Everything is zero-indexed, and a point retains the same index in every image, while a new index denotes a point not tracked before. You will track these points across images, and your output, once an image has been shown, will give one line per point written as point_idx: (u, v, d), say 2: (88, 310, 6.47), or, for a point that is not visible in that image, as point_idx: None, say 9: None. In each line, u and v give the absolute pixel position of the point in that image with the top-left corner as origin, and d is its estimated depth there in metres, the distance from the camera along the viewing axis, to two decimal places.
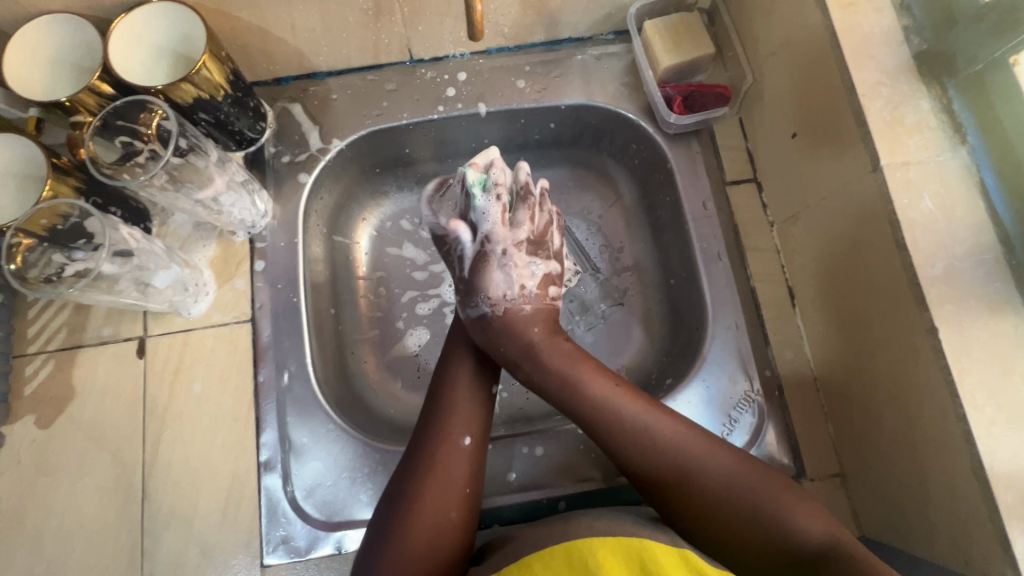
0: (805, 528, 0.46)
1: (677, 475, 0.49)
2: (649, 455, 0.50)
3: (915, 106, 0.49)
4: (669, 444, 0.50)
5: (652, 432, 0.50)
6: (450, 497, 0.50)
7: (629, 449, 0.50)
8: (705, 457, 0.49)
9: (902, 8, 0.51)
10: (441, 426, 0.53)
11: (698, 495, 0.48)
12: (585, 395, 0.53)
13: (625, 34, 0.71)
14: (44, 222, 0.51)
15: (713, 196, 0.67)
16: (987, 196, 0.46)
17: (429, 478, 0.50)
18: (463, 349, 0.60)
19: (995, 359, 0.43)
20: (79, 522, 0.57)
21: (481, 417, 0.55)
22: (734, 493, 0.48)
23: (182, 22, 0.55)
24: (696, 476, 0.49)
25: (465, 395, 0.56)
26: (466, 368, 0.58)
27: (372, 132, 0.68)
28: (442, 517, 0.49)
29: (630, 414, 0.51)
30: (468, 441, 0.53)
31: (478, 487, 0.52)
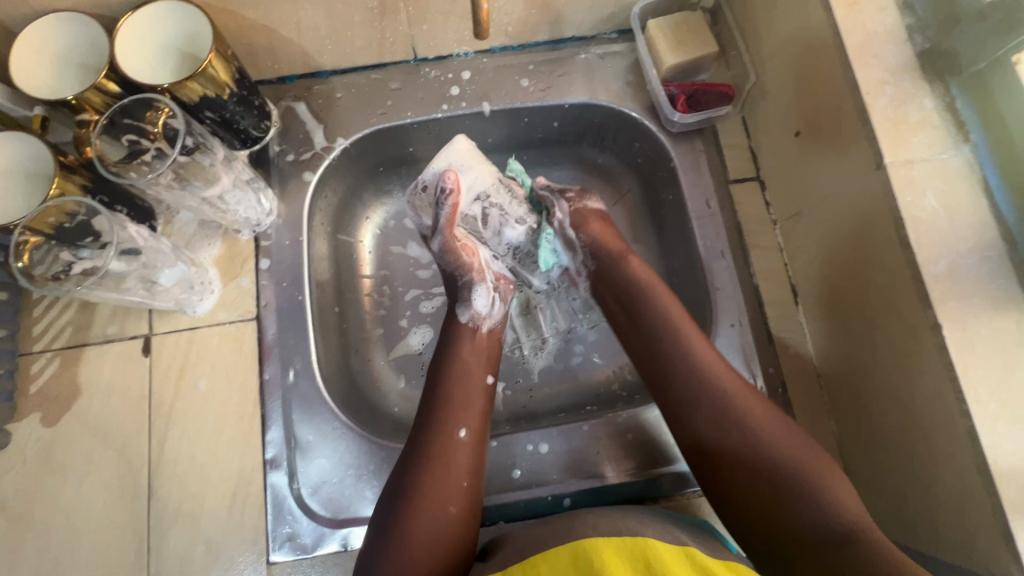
0: (835, 495, 0.45)
1: (720, 408, 0.51)
2: (707, 385, 0.52)
3: (919, 104, 0.49)
4: (721, 378, 0.52)
5: (709, 362, 0.53)
6: (449, 489, 0.50)
7: (685, 372, 0.53)
8: (753, 404, 0.51)
9: (905, 7, 0.51)
10: (435, 421, 0.53)
11: (733, 434, 0.49)
12: (662, 316, 0.56)
13: (628, 34, 0.72)
14: (52, 220, 0.51)
15: (717, 195, 0.67)
16: (990, 194, 0.47)
17: (427, 472, 0.50)
18: (461, 341, 0.60)
19: (997, 355, 0.44)
20: (86, 519, 0.57)
21: (479, 409, 0.55)
22: (769, 446, 0.48)
23: (187, 22, 0.55)
24: (739, 416, 0.50)
25: (462, 384, 0.56)
26: (463, 359, 0.58)
27: (377, 131, 0.69)
28: (441, 511, 0.49)
29: (696, 345, 0.54)
30: (464, 434, 0.53)
31: (477, 478, 0.52)
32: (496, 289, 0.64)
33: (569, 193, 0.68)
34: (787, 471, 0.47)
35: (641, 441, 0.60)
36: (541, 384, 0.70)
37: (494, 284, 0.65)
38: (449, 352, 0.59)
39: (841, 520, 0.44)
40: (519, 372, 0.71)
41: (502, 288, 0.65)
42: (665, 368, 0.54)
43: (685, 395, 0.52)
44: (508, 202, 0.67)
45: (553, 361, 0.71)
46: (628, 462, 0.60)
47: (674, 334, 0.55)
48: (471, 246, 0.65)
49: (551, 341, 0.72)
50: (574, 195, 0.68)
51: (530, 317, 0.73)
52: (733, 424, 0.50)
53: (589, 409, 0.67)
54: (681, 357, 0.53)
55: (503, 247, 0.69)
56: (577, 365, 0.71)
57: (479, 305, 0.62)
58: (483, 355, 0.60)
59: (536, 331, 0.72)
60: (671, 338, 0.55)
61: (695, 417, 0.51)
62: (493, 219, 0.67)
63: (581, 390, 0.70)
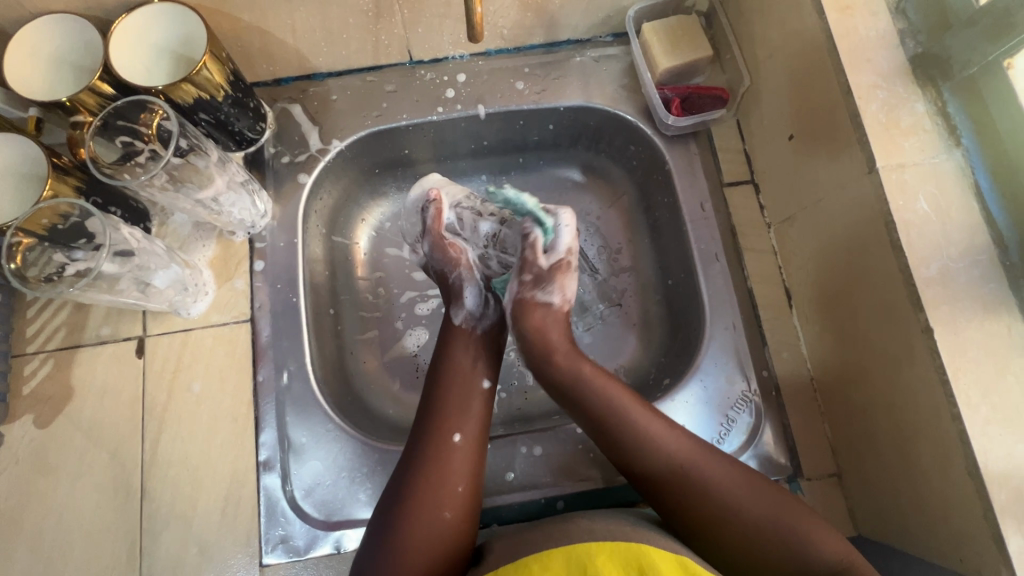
0: (816, 547, 0.45)
1: (682, 483, 0.49)
2: (672, 464, 0.49)
3: (910, 109, 0.49)
4: (674, 452, 0.50)
5: (659, 437, 0.51)
6: (445, 493, 0.50)
7: (641, 453, 0.50)
8: (713, 469, 0.49)
9: (898, 12, 0.52)
10: (431, 426, 0.53)
11: (703, 503, 0.48)
12: (609, 399, 0.53)
13: (623, 37, 0.72)
14: (45, 221, 0.52)
15: (711, 198, 0.67)
16: (982, 198, 0.47)
17: (421, 477, 0.50)
18: (456, 344, 0.60)
19: (989, 358, 0.44)
20: (78, 521, 0.57)
21: (477, 414, 0.55)
22: (742, 508, 0.47)
23: (182, 23, 0.55)
24: (704, 485, 0.48)
25: (458, 391, 0.56)
26: (456, 362, 0.58)
27: (372, 133, 0.69)
28: (437, 515, 0.49)
29: (645, 422, 0.52)
30: (459, 438, 0.53)
31: (475, 483, 0.52)
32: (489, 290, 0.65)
33: (526, 275, 0.62)
34: (766, 528, 0.46)
35: None
36: (536, 387, 0.70)
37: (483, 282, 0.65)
38: (447, 358, 0.59)
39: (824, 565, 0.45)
40: (514, 374, 0.71)
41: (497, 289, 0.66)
42: (619, 449, 0.52)
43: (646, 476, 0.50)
44: (483, 203, 0.68)
45: None
46: None
47: (619, 413, 0.52)
48: (457, 245, 0.66)
49: None
50: (531, 276, 0.61)
51: None
52: (698, 494, 0.48)
53: None
54: (635, 446, 0.51)
55: (484, 241, 0.67)
56: None
57: (472, 305, 0.63)
58: (477, 352, 0.60)
59: None
60: (616, 418, 0.52)
61: (660, 495, 0.50)
62: (468, 220, 0.68)
63: None
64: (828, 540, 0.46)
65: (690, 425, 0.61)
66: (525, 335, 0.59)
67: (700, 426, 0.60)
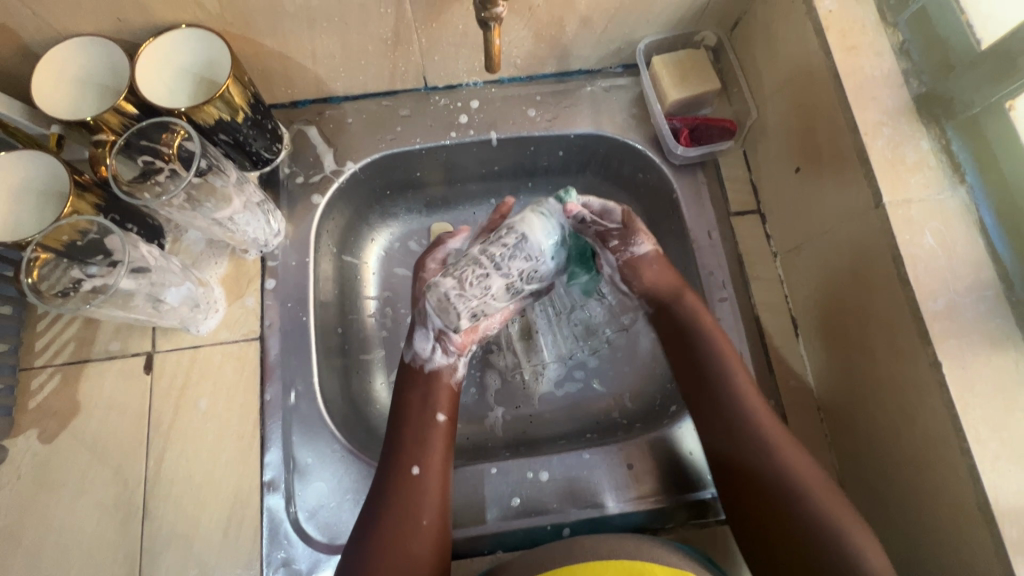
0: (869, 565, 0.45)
1: (771, 474, 0.50)
2: (753, 430, 0.52)
3: (915, 145, 0.51)
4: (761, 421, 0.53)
5: (768, 422, 0.53)
6: (409, 528, 0.50)
7: (742, 435, 0.52)
8: (803, 463, 0.50)
9: (901, 53, 0.54)
10: (390, 460, 0.54)
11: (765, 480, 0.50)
12: (714, 354, 0.56)
13: (633, 68, 0.74)
14: (65, 237, 0.52)
15: (718, 226, 0.68)
16: (987, 235, 0.48)
17: (386, 514, 0.51)
18: (410, 383, 0.59)
19: (996, 393, 0.44)
20: (78, 538, 0.56)
21: (439, 446, 0.55)
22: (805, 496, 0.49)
23: (206, 47, 0.56)
24: (793, 481, 0.49)
25: (417, 427, 0.56)
26: (410, 398, 0.58)
27: (386, 156, 0.70)
28: (405, 552, 0.49)
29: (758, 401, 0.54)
30: (417, 471, 0.53)
31: (443, 516, 0.52)
32: (441, 341, 0.59)
33: (613, 241, 0.62)
34: (824, 541, 0.47)
35: (643, 470, 0.60)
36: (541, 410, 0.71)
37: (438, 330, 0.59)
38: (402, 396, 0.58)
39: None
40: (520, 397, 0.71)
41: (454, 346, 0.60)
42: (716, 427, 0.54)
43: (740, 458, 0.52)
44: (507, 250, 0.57)
45: (553, 387, 0.72)
46: (629, 493, 0.60)
47: (734, 391, 0.54)
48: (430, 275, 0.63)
49: (552, 367, 0.72)
50: (618, 238, 0.62)
51: (531, 341, 0.72)
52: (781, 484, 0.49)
53: (589, 436, 0.67)
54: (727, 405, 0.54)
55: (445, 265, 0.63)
56: (578, 392, 0.71)
57: (422, 346, 0.60)
58: (433, 390, 0.58)
59: (537, 356, 0.72)
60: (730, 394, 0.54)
61: (738, 483, 0.52)
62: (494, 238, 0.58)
63: (581, 417, 0.70)
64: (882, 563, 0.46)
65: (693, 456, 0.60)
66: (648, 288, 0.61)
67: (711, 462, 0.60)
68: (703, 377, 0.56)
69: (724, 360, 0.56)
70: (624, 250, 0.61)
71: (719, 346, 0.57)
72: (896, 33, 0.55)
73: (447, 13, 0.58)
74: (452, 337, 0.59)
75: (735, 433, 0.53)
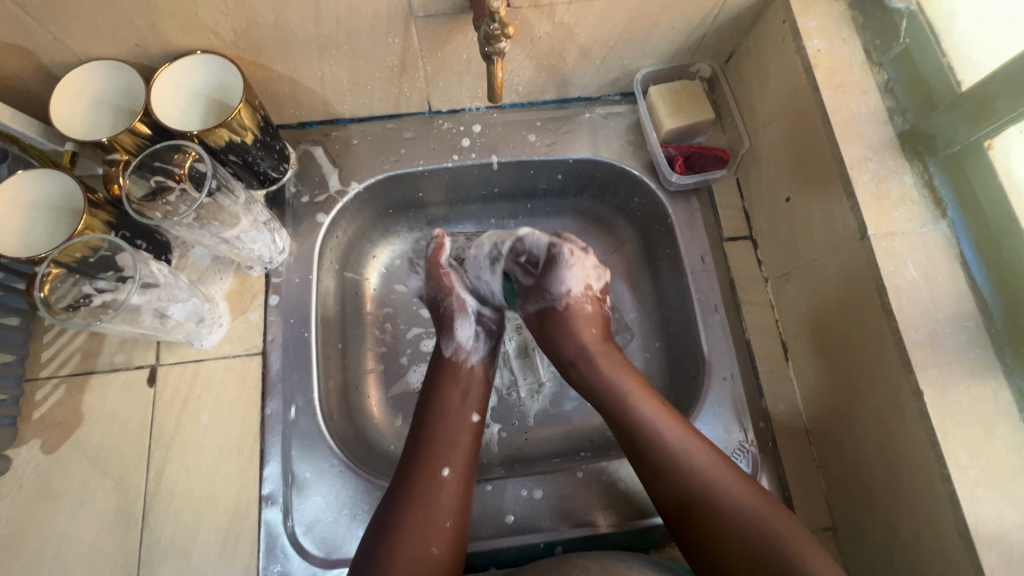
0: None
1: (722, 523, 0.50)
2: (695, 480, 0.52)
3: (899, 180, 0.53)
4: (698, 469, 0.52)
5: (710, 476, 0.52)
6: (431, 530, 0.52)
7: (684, 485, 0.52)
8: (752, 504, 0.50)
9: (886, 90, 0.57)
10: (423, 457, 0.56)
11: (719, 530, 0.50)
12: (632, 409, 0.56)
13: (630, 96, 0.76)
14: (77, 254, 0.54)
15: (711, 251, 0.70)
16: (967, 267, 0.50)
17: (409, 511, 0.52)
18: (448, 378, 0.63)
19: (975, 422, 0.46)
20: (77, 549, 0.57)
21: (464, 447, 0.58)
22: (758, 535, 0.49)
23: (220, 72, 0.58)
24: (742, 527, 0.49)
25: (450, 426, 0.59)
26: (448, 396, 0.61)
27: (389, 177, 0.72)
28: (424, 551, 0.50)
29: (696, 457, 0.53)
30: (447, 472, 0.55)
31: (461, 518, 0.54)
32: (483, 324, 0.68)
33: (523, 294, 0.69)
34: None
35: (635, 489, 0.61)
36: (536, 428, 0.72)
37: (478, 317, 0.68)
38: (437, 392, 0.62)
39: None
40: (515, 415, 0.72)
41: (493, 325, 0.69)
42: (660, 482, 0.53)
43: (697, 523, 0.51)
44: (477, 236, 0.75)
45: (548, 405, 0.73)
46: (620, 512, 0.61)
47: (666, 453, 0.53)
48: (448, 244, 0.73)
49: (548, 385, 0.74)
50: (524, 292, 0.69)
51: (528, 359, 0.75)
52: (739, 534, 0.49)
53: (583, 455, 0.68)
54: (660, 460, 0.53)
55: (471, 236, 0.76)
56: (573, 410, 0.73)
57: (463, 338, 0.66)
58: (477, 393, 0.63)
59: (533, 374, 0.74)
60: (668, 456, 0.53)
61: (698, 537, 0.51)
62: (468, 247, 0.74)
63: (575, 435, 0.71)
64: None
65: None
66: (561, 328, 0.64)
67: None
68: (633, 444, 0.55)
69: (645, 422, 0.55)
70: (530, 306, 0.68)
71: (642, 408, 0.56)
72: (882, 72, 0.57)
73: (452, 43, 0.61)
74: (488, 316, 0.70)
75: (677, 485, 0.52)
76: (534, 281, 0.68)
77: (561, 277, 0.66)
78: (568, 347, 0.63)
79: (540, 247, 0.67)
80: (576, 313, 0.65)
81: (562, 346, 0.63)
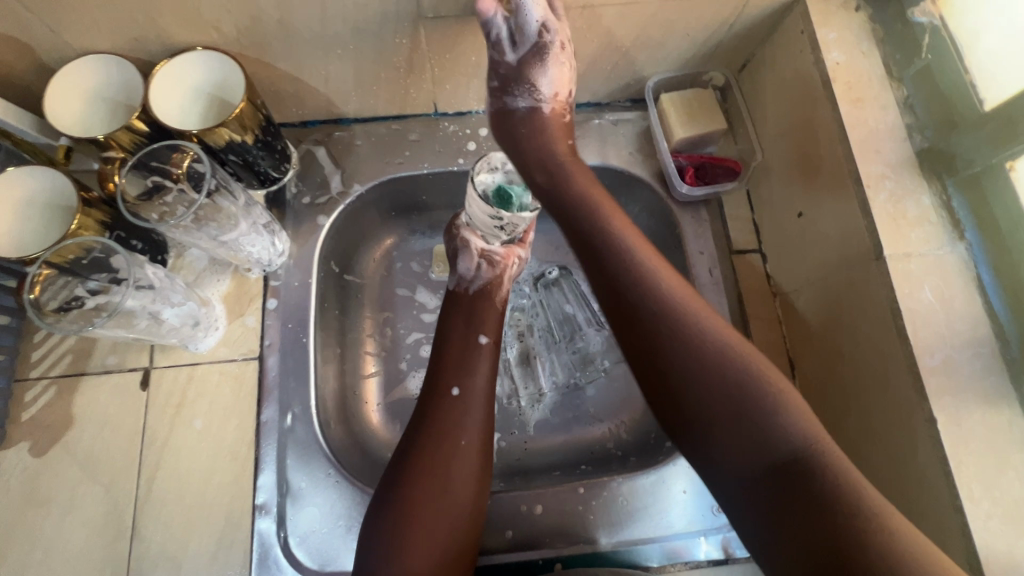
0: (782, 418, 0.45)
1: (678, 340, 0.49)
2: (658, 297, 0.51)
3: (917, 200, 0.52)
4: (668, 290, 0.51)
5: (683, 306, 0.50)
6: (449, 449, 0.55)
7: (643, 302, 0.51)
8: (718, 327, 0.50)
9: (906, 107, 0.55)
10: (431, 389, 0.59)
11: (677, 343, 0.49)
12: (604, 225, 0.55)
13: (640, 103, 0.74)
14: (70, 254, 0.52)
15: (719, 263, 0.69)
16: (984, 291, 0.49)
17: (425, 430, 0.56)
18: (452, 306, 0.66)
19: (988, 452, 0.45)
20: (64, 554, 0.55)
21: (472, 363, 0.60)
22: (717, 356, 0.48)
23: (220, 69, 0.56)
24: (701, 342, 0.48)
25: (458, 343, 0.62)
26: (454, 322, 0.64)
27: (393, 179, 0.71)
28: (448, 464, 0.54)
29: (669, 282, 0.52)
30: (455, 390, 0.58)
31: (481, 434, 0.57)
32: (486, 256, 0.67)
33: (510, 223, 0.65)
34: (741, 394, 0.46)
35: (636, 505, 0.60)
36: (537, 437, 0.71)
37: (485, 253, 0.67)
38: (446, 325, 0.65)
39: (795, 446, 0.43)
40: (515, 423, 0.71)
41: (498, 258, 0.67)
42: (625, 291, 0.52)
43: (657, 340, 0.50)
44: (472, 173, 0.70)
45: (549, 414, 0.72)
46: (621, 527, 0.60)
47: (632, 265, 0.52)
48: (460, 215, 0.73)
49: (549, 394, 0.72)
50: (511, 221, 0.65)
51: (529, 367, 0.73)
52: (698, 348, 0.48)
53: (584, 469, 0.68)
54: (622, 270, 0.52)
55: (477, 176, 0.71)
56: (574, 421, 0.71)
57: (465, 269, 0.67)
58: (487, 317, 0.65)
59: (534, 382, 0.72)
60: (637, 272, 0.52)
61: (653, 351, 0.50)
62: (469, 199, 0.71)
63: (576, 447, 0.70)
64: (798, 421, 0.45)
65: (671, 498, 0.60)
66: (531, 141, 0.62)
67: (694, 511, 0.60)
68: (601, 264, 0.53)
69: (617, 240, 0.54)
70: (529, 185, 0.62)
71: (619, 236, 0.54)
72: (901, 87, 0.56)
73: (460, 45, 0.59)
74: (495, 250, 0.67)
75: (642, 297, 0.51)
76: (518, 62, 0.60)
77: (543, 72, 0.61)
78: (537, 149, 0.61)
79: (530, 29, 0.57)
80: (552, 119, 0.63)
81: (535, 149, 0.61)
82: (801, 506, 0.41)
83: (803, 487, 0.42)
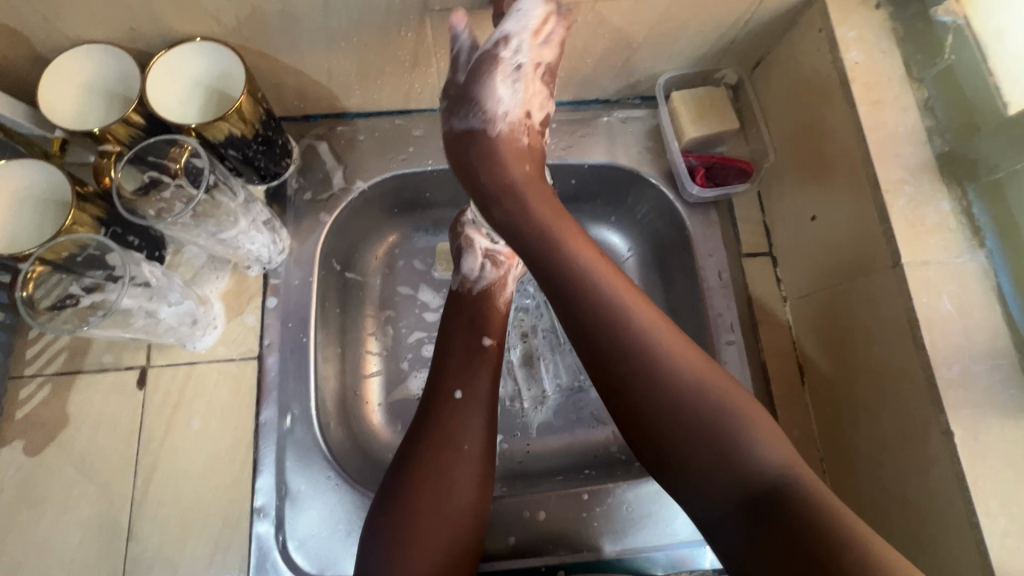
0: (755, 446, 0.44)
1: (643, 378, 0.47)
2: (618, 332, 0.49)
3: (936, 206, 0.50)
4: (635, 321, 0.49)
5: (646, 335, 0.48)
6: (452, 453, 0.54)
7: (604, 337, 0.49)
8: (684, 356, 0.48)
9: (926, 109, 0.54)
10: (433, 391, 0.58)
11: (640, 379, 0.47)
12: (564, 254, 0.52)
13: (650, 100, 0.73)
14: (64, 252, 0.50)
15: (729, 267, 0.67)
16: (1004, 300, 0.48)
17: (427, 435, 0.55)
18: (454, 306, 0.65)
19: (1007, 468, 0.44)
20: (58, 557, 0.54)
21: (473, 367, 0.59)
22: (681, 390, 0.46)
23: (220, 61, 0.55)
24: (667, 377, 0.47)
25: (461, 345, 0.61)
26: (456, 322, 0.63)
27: (396, 176, 0.69)
28: (451, 469, 0.53)
29: (636, 313, 0.49)
30: (458, 393, 0.57)
31: (485, 439, 0.56)
32: (490, 256, 0.67)
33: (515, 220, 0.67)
34: (708, 427, 0.45)
35: (641, 512, 0.59)
36: (540, 440, 0.69)
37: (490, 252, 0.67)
38: (448, 324, 0.63)
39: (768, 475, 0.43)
40: (518, 425, 0.70)
41: (502, 258, 0.67)
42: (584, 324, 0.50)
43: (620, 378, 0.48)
44: None
45: (553, 416, 0.71)
46: (626, 535, 0.59)
47: (592, 296, 0.50)
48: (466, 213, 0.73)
49: (553, 396, 0.71)
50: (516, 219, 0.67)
51: (532, 369, 0.72)
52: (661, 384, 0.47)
53: (588, 473, 0.66)
54: (580, 303, 0.50)
55: None
56: (578, 424, 0.70)
57: (470, 269, 0.66)
58: (491, 318, 0.64)
59: (537, 384, 0.71)
60: (597, 303, 0.50)
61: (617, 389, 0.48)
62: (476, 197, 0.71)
63: (578, 450, 0.69)
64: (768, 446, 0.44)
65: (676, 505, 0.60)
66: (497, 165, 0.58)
67: None
68: (563, 299, 0.51)
69: (578, 268, 0.51)
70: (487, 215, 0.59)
71: (582, 261, 0.52)
72: (922, 88, 0.54)
73: None
74: (499, 249, 0.67)
75: (601, 331, 0.49)
76: (466, 80, 0.57)
77: (493, 92, 0.58)
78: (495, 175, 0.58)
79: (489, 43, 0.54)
80: (507, 144, 0.59)
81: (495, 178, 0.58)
82: (772, 537, 0.41)
83: (779, 518, 0.41)
